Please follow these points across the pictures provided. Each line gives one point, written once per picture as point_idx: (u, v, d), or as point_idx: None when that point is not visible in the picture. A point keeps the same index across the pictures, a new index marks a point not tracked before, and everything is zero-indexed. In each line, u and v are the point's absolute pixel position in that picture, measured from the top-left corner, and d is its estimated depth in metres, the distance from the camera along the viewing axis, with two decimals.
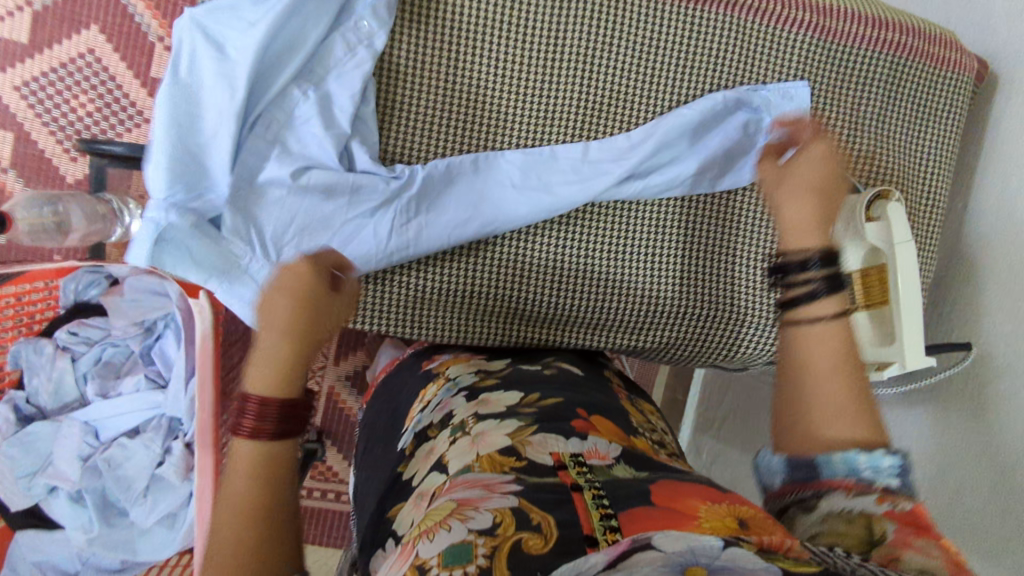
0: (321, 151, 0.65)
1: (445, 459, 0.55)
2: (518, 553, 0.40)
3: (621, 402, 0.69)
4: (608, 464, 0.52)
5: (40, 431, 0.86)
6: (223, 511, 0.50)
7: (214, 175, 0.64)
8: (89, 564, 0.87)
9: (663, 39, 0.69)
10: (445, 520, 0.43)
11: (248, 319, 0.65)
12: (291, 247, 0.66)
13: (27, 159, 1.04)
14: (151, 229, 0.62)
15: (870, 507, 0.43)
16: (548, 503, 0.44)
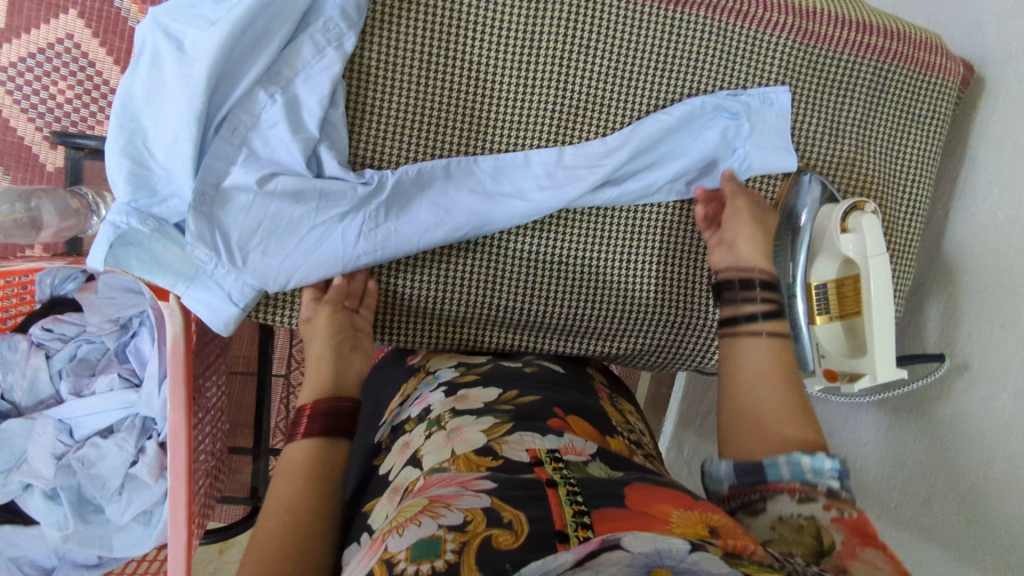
0: (288, 155, 0.64)
1: (421, 454, 0.56)
2: (488, 549, 0.39)
3: (601, 404, 0.69)
4: (583, 461, 0.52)
5: (15, 429, 0.87)
6: (269, 516, 0.52)
7: (176, 179, 0.63)
8: (65, 558, 0.87)
9: (641, 42, 0.68)
10: (417, 516, 0.43)
11: (218, 323, 0.64)
12: (256, 253, 0.64)
13: (4, 146, 1.02)
14: (110, 232, 0.61)
15: (818, 513, 0.48)
16: (520, 498, 0.44)
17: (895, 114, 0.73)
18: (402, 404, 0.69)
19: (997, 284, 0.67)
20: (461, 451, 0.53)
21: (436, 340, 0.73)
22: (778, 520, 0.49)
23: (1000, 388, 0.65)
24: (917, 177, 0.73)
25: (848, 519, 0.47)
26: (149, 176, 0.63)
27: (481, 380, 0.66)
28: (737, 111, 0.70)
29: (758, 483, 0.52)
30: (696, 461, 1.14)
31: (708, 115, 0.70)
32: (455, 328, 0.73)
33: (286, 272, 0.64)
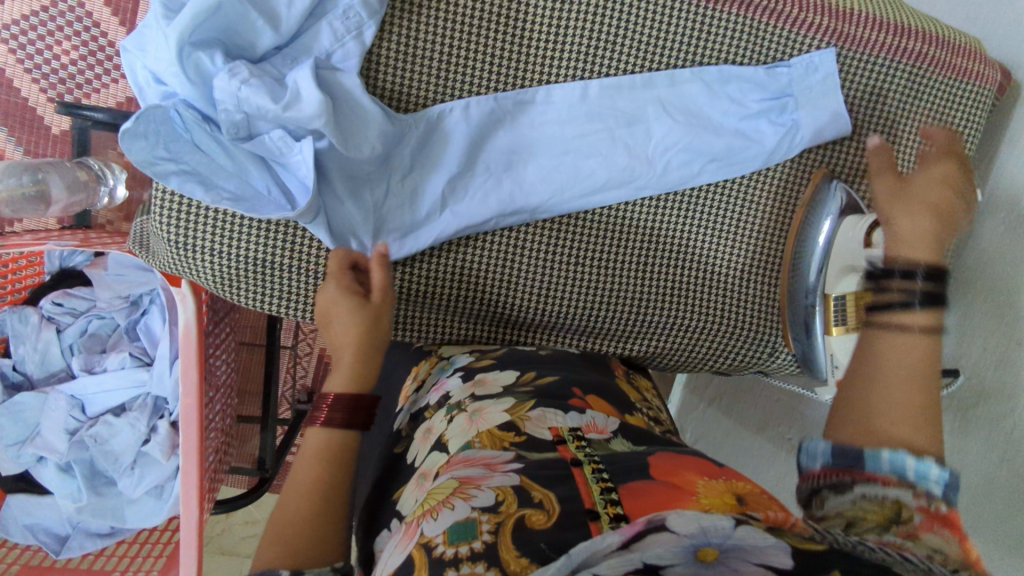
0: (232, 160, 0.61)
1: (445, 439, 0.55)
2: (522, 529, 0.41)
3: (616, 382, 0.69)
4: (606, 438, 0.54)
5: (29, 402, 0.87)
6: (286, 509, 0.51)
7: (170, 81, 0.59)
8: (79, 528, 0.89)
9: (670, 33, 0.65)
10: (450, 499, 0.44)
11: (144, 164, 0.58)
12: (170, 155, 0.59)
13: (10, 108, 1.00)
14: (135, 39, 0.60)
15: (905, 497, 0.42)
16: (552, 481, 0.45)
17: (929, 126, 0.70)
18: (417, 390, 0.68)
19: (1005, 270, 0.66)
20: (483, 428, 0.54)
21: (448, 335, 0.72)
22: (860, 500, 0.43)
23: (1000, 369, 0.64)
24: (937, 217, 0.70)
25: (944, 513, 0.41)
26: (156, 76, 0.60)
27: (498, 363, 0.66)
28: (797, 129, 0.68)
29: (853, 467, 0.45)
30: (699, 444, 1.14)
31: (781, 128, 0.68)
32: (467, 324, 0.72)
33: (187, 172, 0.59)
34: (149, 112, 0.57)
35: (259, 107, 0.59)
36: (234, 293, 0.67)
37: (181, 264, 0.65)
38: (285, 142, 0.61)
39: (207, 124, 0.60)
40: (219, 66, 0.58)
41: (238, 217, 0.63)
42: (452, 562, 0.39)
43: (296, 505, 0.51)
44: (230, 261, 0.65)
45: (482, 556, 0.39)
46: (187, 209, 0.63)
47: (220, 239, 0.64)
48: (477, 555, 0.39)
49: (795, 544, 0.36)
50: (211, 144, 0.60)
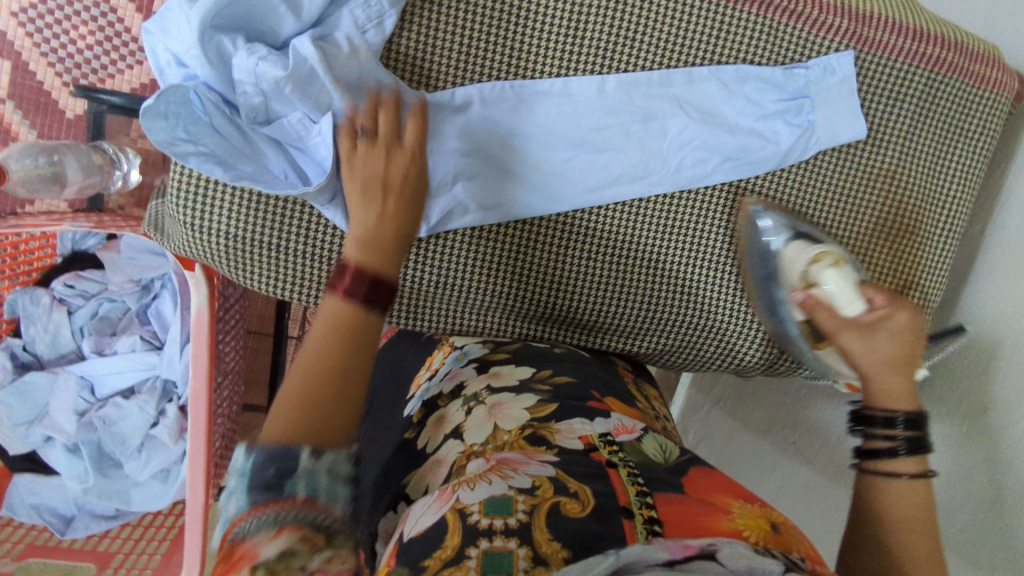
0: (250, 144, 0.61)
1: (463, 428, 0.56)
2: (558, 514, 0.42)
3: (627, 386, 0.70)
4: (636, 438, 0.55)
5: (38, 381, 0.88)
6: (300, 371, 0.48)
7: (191, 66, 0.59)
8: (85, 509, 0.90)
9: (690, 31, 0.65)
10: (487, 474, 0.45)
11: (165, 146, 0.58)
12: (188, 138, 0.58)
13: (25, 90, 1.00)
14: (158, 22, 0.60)
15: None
16: (582, 475, 0.46)
17: (945, 132, 0.69)
18: (430, 378, 0.69)
19: (1010, 278, 0.67)
20: (507, 426, 0.54)
21: (461, 329, 0.73)
22: None
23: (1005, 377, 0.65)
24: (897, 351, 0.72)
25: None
26: (178, 60, 0.60)
27: (512, 358, 0.67)
28: (811, 129, 0.68)
29: None
30: (699, 448, 1.14)
31: (798, 125, 0.68)
32: (479, 317, 0.73)
33: (204, 155, 0.59)
34: (169, 93, 0.57)
35: (274, 81, 0.59)
36: (246, 277, 0.67)
37: (196, 248, 0.66)
38: (304, 124, 0.62)
39: (225, 107, 0.60)
40: (240, 49, 0.59)
41: (252, 200, 0.64)
42: (486, 531, 0.40)
43: (310, 372, 0.48)
44: (245, 244, 0.65)
45: (516, 533, 0.40)
46: (201, 191, 0.63)
47: (235, 220, 0.64)
48: (511, 530, 0.40)
49: None
50: (229, 127, 0.60)
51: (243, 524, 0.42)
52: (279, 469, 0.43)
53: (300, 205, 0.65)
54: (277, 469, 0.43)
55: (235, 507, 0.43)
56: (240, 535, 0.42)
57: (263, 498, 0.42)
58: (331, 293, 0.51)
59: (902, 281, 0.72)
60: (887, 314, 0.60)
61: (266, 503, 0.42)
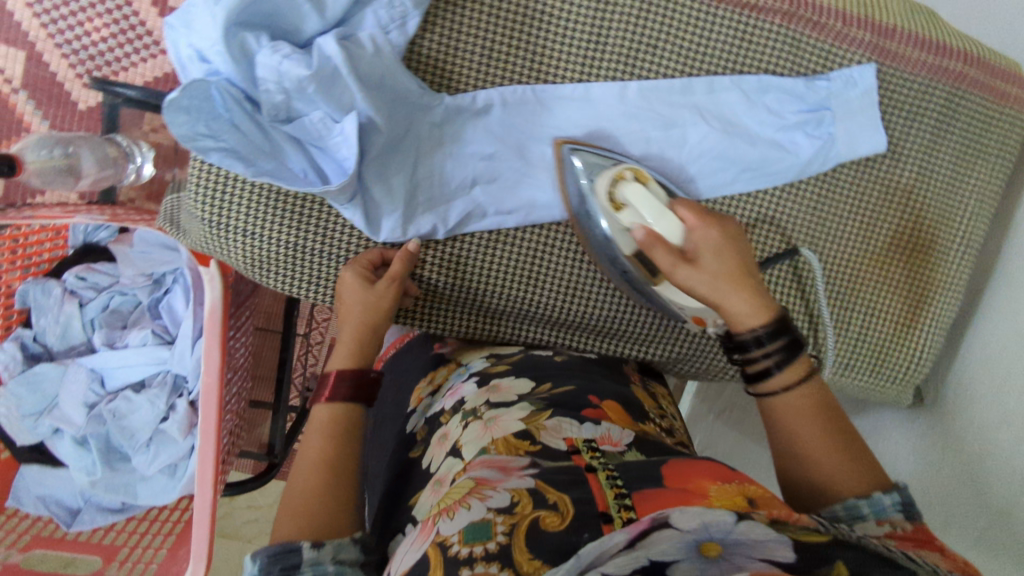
0: (270, 141, 0.61)
1: (460, 445, 0.56)
2: (537, 531, 0.43)
3: (632, 390, 0.69)
4: (619, 451, 0.54)
5: (47, 372, 0.88)
6: (300, 485, 0.55)
7: (214, 60, 0.59)
8: (91, 501, 0.90)
9: (711, 39, 0.65)
10: (465, 498, 0.46)
11: (187, 141, 0.57)
12: (208, 135, 0.58)
13: (37, 81, 1.01)
14: (183, 17, 0.60)
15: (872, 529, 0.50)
16: (563, 483, 0.47)
17: (965, 149, 0.69)
18: (433, 394, 0.69)
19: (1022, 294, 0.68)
20: (498, 437, 0.54)
21: (474, 334, 0.73)
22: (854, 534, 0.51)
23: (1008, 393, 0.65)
24: (883, 375, 0.75)
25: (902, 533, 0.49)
26: (203, 54, 0.59)
27: (514, 369, 0.67)
28: (829, 140, 0.68)
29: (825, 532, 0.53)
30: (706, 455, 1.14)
31: (818, 133, 0.68)
32: (495, 323, 0.73)
33: (223, 152, 0.58)
34: (192, 87, 0.56)
35: (297, 80, 0.59)
36: (264, 276, 0.67)
37: (213, 244, 0.66)
38: (325, 124, 0.62)
39: (247, 103, 0.60)
40: (264, 46, 0.59)
41: (272, 196, 0.64)
42: (467, 561, 0.41)
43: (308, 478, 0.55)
44: (267, 245, 0.65)
45: (496, 557, 0.41)
46: (220, 187, 0.63)
47: (255, 220, 0.64)
48: (491, 556, 0.41)
49: (795, 537, 0.39)
50: (250, 123, 0.60)
51: None
52: (284, 565, 0.48)
53: (319, 203, 0.65)
54: (282, 565, 0.48)
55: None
56: None
57: None
58: (317, 404, 0.60)
59: (917, 295, 0.72)
60: (701, 236, 0.60)
61: None
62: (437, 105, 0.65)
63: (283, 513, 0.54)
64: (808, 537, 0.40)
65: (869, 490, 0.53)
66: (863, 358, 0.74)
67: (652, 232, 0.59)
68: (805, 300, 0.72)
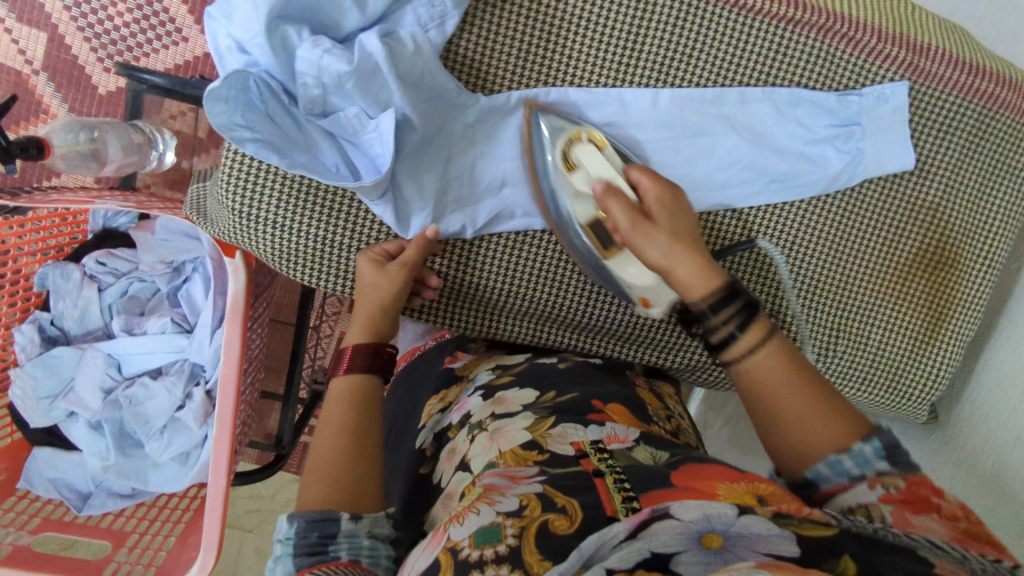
0: (305, 135, 0.62)
1: (468, 459, 0.57)
2: (547, 534, 0.43)
3: (637, 391, 0.70)
4: (628, 447, 0.55)
5: (65, 355, 0.89)
6: (318, 461, 0.55)
7: (255, 52, 0.59)
8: (102, 487, 0.90)
9: (745, 50, 0.65)
10: (474, 504, 0.46)
11: (225, 131, 0.58)
12: (246, 126, 0.58)
13: (59, 64, 1.01)
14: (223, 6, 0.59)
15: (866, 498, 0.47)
16: (569, 488, 0.47)
17: (991, 170, 0.70)
18: (443, 410, 0.70)
19: None
20: (505, 449, 0.54)
21: (495, 332, 0.75)
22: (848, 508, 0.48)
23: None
24: (898, 391, 0.75)
25: (897, 495, 0.46)
26: (243, 44, 0.60)
27: (517, 381, 0.67)
28: (858, 155, 0.68)
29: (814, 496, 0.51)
30: None
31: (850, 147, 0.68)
32: (515, 322, 0.74)
33: (259, 143, 0.59)
34: (233, 78, 0.57)
35: (337, 75, 0.59)
36: (289, 268, 0.68)
37: (239, 234, 0.66)
38: (360, 119, 0.62)
39: (284, 96, 0.61)
40: (305, 40, 0.59)
41: (304, 188, 0.64)
42: (477, 564, 0.41)
43: (331, 446, 0.56)
44: (293, 238, 0.65)
45: (507, 559, 0.41)
46: (250, 178, 0.63)
47: (284, 211, 0.64)
48: (501, 557, 0.41)
49: (800, 531, 0.40)
50: (285, 116, 0.61)
51: None
52: (322, 533, 0.50)
53: (350, 199, 0.65)
54: (320, 532, 0.50)
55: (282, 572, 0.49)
56: None
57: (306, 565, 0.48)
58: (334, 376, 0.61)
59: (936, 313, 0.73)
60: (651, 195, 0.60)
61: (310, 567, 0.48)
62: (472, 105, 0.65)
63: (304, 490, 0.54)
64: (818, 530, 0.40)
65: (850, 443, 0.50)
66: (880, 374, 0.75)
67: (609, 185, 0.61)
68: (826, 315, 0.73)
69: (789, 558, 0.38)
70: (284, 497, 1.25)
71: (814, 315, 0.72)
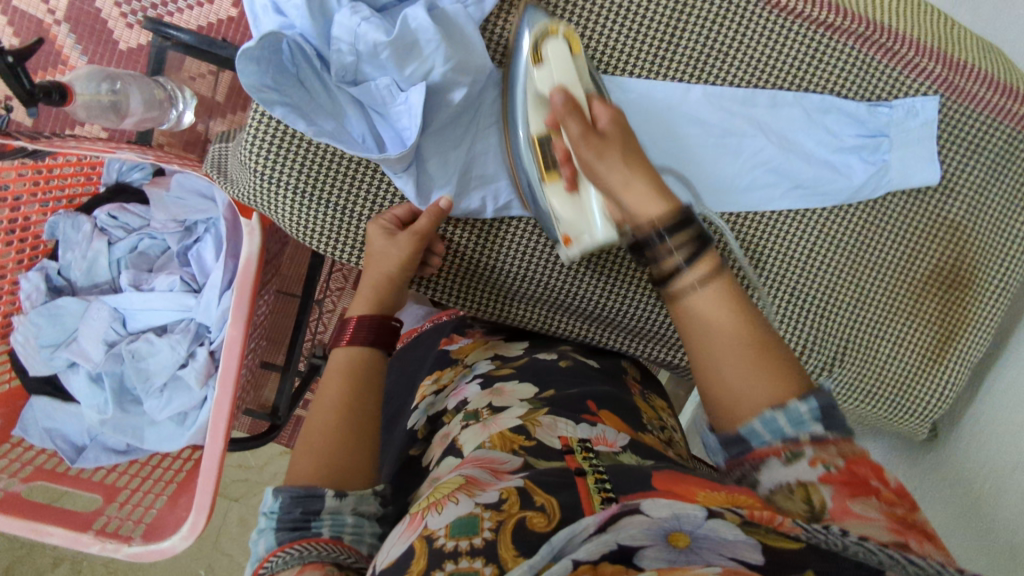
0: (338, 103, 0.62)
1: (459, 443, 0.56)
2: (523, 530, 0.42)
3: (633, 398, 0.69)
4: (614, 452, 0.54)
5: (70, 307, 0.88)
6: (310, 439, 0.55)
7: (292, 16, 0.59)
8: (97, 441, 0.90)
9: (782, 53, 0.65)
10: (454, 494, 0.45)
11: (258, 94, 0.57)
12: (277, 92, 0.58)
13: (81, 16, 1.00)
14: None
15: (806, 473, 0.45)
16: (551, 484, 0.45)
17: (1015, 193, 0.70)
18: (437, 393, 0.70)
19: None
20: (495, 434, 0.54)
21: (507, 317, 0.75)
22: (777, 490, 0.46)
23: None
24: (903, 408, 0.75)
25: (836, 476, 0.44)
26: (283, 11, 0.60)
27: (516, 374, 0.66)
28: (881, 168, 0.68)
29: (744, 454, 0.50)
30: None
31: (875, 158, 0.69)
32: (527, 308, 0.74)
33: (286, 108, 0.58)
34: (267, 37, 0.57)
35: (373, 44, 0.59)
36: (304, 235, 0.67)
37: (257, 196, 0.65)
38: (391, 91, 0.62)
39: (317, 61, 0.60)
40: (344, 6, 0.59)
41: (328, 154, 0.64)
42: (451, 554, 0.40)
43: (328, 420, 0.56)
44: (310, 205, 0.65)
45: (482, 552, 0.40)
46: (274, 139, 0.63)
47: (302, 178, 0.64)
48: (476, 550, 0.40)
49: (764, 540, 0.36)
50: (315, 81, 0.60)
51: (272, 561, 0.47)
52: (306, 509, 0.49)
53: (373, 169, 0.65)
54: (304, 508, 0.49)
55: (265, 546, 0.49)
56: (274, 571, 0.47)
57: (289, 540, 0.48)
58: (336, 345, 0.62)
59: (947, 331, 0.73)
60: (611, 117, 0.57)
61: (291, 543, 0.48)
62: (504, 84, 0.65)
63: (292, 471, 0.54)
64: (786, 542, 0.36)
65: (787, 401, 0.49)
66: (886, 389, 0.75)
67: (570, 99, 0.56)
68: (836, 326, 0.73)
69: (752, 565, 0.35)
70: (270, 469, 1.24)
71: (825, 325, 0.72)
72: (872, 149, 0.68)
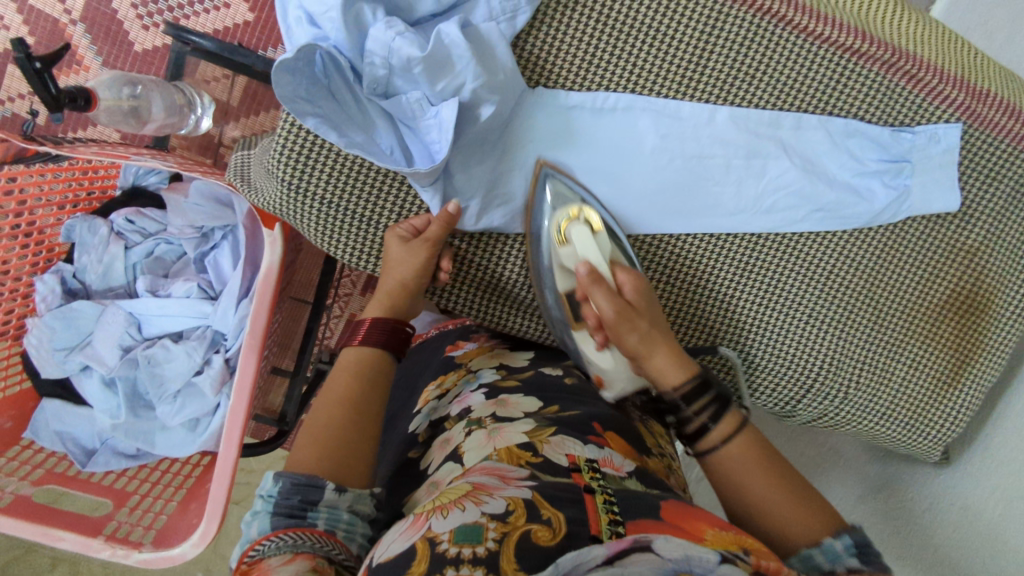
0: (369, 116, 0.62)
1: (462, 451, 0.55)
2: (526, 543, 0.41)
3: (635, 424, 0.66)
4: (620, 476, 0.53)
5: (85, 310, 0.88)
6: (311, 439, 0.55)
7: (326, 29, 0.59)
8: (108, 445, 0.90)
9: (807, 77, 0.66)
10: (461, 500, 0.45)
11: (293, 107, 0.57)
12: (311, 104, 0.58)
13: (98, 16, 1.00)
14: None
15: None
16: (559, 499, 0.45)
17: None
18: (440, 397, 0.70)
19: None
20: (502, 446, 0.53)
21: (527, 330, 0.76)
22: None
23: None
24: (917, 429, 0.75)
25: None
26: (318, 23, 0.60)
27: (521, 387, 0.66)
28: (902, 193, 0.69)
29: None
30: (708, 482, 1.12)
31: (897, 182, 0.69)
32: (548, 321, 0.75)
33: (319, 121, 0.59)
34: (302, 50, 0.57)
35: (406, 59, 0.59)
36: (325, 242, 0.67)
37: (280, 204, 0.65)
38: (421, 105, 0.62)
39: (349, 73, 0.61)
40: (379, 20, 0.59)
41: (352, 165, 0.63)
42: (453, 560, 0.39)
43: (342, 422, 0.56)
44: (334, 214, 0.65)
45: (483, 561, 0.39)
46: (298, 150, 0.63)
47: (324, 188, 0.64)
48: (478, 559, 0.39)
49: None
50: (347, 93, 0.61)
51: (264, 543, 0.47)
52: (304, 498, 0.49)
53: (399, 181, 0.65)
54: (302, 497, 0.49)
55: (256, 529, 0.48)
56: (264, 555, 0.47)
57: (283, 526, 0.48)
58: (347, 345, 0.63)
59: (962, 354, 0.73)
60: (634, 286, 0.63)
61: (285, 529, 0.47)
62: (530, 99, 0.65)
63: (291, 457, 0.54)
64: None
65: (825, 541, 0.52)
66: (899, 410, 0.75)
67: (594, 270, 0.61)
68: (851, 345, 0.73)
69: None
70: None
71: (840, 344, 0.73)
72: (892, 171, 0.69)
